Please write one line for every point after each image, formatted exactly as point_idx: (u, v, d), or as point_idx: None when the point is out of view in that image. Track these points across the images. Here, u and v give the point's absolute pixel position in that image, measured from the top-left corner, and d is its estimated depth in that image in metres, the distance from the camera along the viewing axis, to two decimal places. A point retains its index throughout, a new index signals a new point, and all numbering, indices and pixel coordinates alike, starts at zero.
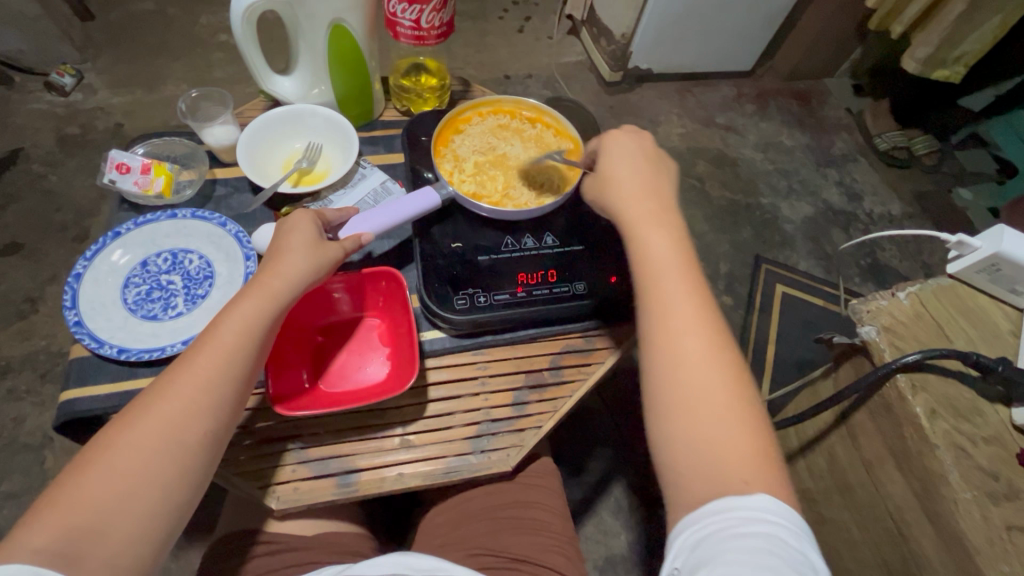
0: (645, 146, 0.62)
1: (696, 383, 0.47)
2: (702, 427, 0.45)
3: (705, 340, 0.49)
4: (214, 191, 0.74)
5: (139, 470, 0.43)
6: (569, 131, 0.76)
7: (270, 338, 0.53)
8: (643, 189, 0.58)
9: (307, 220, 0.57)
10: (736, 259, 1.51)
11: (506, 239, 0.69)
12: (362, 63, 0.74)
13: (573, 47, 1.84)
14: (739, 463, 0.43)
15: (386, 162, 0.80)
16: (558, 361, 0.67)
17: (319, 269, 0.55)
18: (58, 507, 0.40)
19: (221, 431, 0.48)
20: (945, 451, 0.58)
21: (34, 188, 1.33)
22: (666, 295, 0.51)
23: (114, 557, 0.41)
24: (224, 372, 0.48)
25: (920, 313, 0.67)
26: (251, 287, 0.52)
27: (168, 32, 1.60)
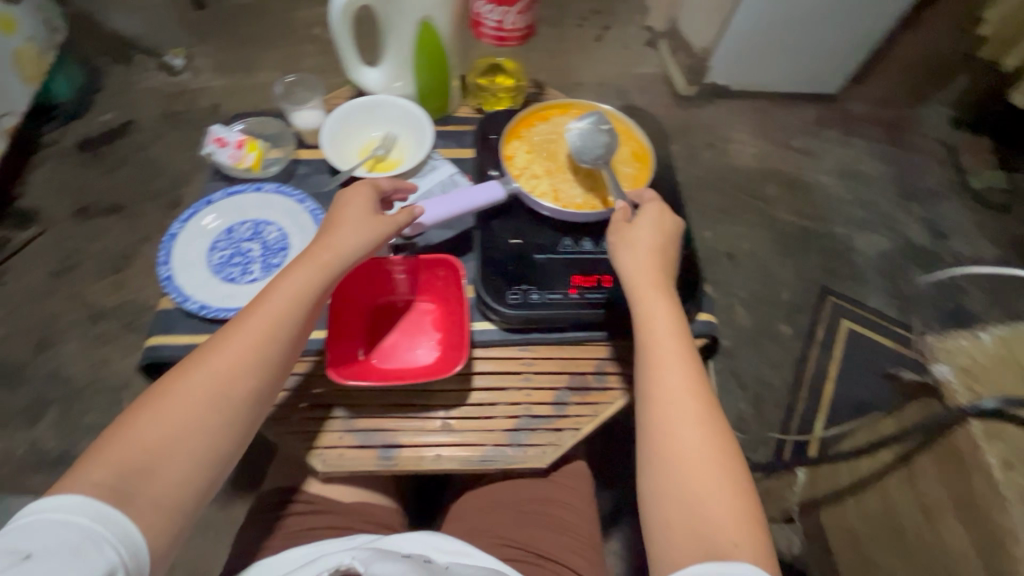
0: (664, 231, 0.62)
1: (689, 443, 0.50)
2: (692, 482, 0.48)
3: (699, 404, 0.52)
4: (296, 170, 0.79)
5: (190, 421, 0.47)
6: (640, 139, 0.76)
7: (317, 311, 0.56)
8: (654, 261, 0.60)
9: (363, 194, 0.60)
10: (799, 289, 1.44)
11: (565, 240, 0.70)
12: (444, 60, 0.77)
13: (649, 58, 1.83)
14: (725, 521, 0.46)
15: (456, 155, 0.82)
16: (603, 367, 0.67)
17: (374, 242, 0.59)
18: (116, 447, 0.45)
19: (264, 393, 0.52)
20: (1018, 506, 0.54)
21: (140, 155, 1.47)
22: (661, 357, 0.55)
23: (162, 497, 0.45)
24: (274, 337, 0.52)
25: (1003, 357, 0.63)
26: (305, 256, 0.56)
27: (268, 23, 1.73)
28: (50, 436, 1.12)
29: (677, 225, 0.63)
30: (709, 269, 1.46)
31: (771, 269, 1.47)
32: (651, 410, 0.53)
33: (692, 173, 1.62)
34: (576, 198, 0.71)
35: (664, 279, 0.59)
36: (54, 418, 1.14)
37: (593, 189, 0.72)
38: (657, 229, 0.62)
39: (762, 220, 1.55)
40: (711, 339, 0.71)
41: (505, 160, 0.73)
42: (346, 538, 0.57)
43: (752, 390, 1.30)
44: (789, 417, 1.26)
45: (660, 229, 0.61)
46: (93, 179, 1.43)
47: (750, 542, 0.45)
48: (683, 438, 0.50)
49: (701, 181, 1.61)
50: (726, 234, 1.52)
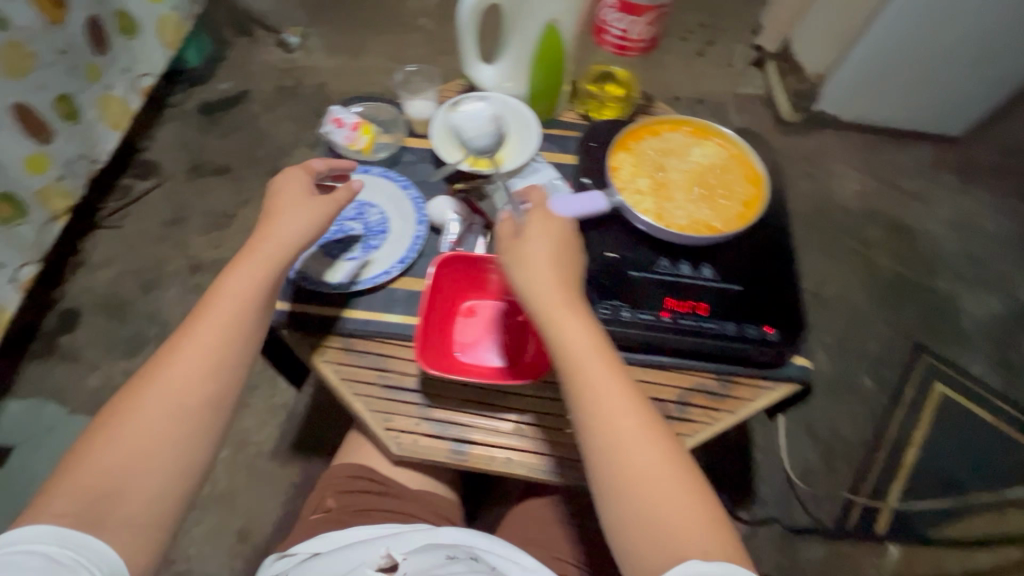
0: (549, 229, 0.58)
1: (633, 449, 0.47)
2: (647, 496, 0.45)
3: (631, 404, 0.49)
4: (402, 157, 0.81)
5: (151, 436, 0.49)
6: (755, 167, 0.72)
7: (269, 304, 0.58)
8: (559, 269, 0.55)
9: (294, 179, 0.64)
10: (890, 341, 1.34)
11: (662, 260, 0.68)
12: (562, 65, 0.77)
13: (753, 79, 1.76)
14: (681, 524, 0.44)
15: (557, 160, 0.82)
16: (685, 397, 0.65)
17: (312, 226, 0.61)
18: (78, 474, 0.46)
19: (226, 393, 0.53)
20: None
21: (250, 124, 1.57)
22: (586, 359, 0.50)
23: (134, 516, 0.47)
24: (219, 340, 0.54)
25: None
26: (244, 260, 0.58)
27: (379, 10, 1.80)
28: None
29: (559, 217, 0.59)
30: None
31: (861, 315, 1.37)
32: (582, 417, 0.49)
33: None
34: (679, 219, 0.69)
35: (567, 271, 0.56)
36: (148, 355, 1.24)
37: (698, 212, 0.70)
38: (548, 229, 0.58)
39: (856, 262, 1.45)
40: (805, 385, 0.66)
41: (611, 171, 0.72)
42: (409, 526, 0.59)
43: (823, 441, 1.21)
44: (861, 477, 1.18)
45: (543, 229, 0.57)
46: (207, 141, 1.54)
47: (715, 541, 0.43)
48: (625, 445, 0.47)
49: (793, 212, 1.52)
50: (815, 272, 1.43)
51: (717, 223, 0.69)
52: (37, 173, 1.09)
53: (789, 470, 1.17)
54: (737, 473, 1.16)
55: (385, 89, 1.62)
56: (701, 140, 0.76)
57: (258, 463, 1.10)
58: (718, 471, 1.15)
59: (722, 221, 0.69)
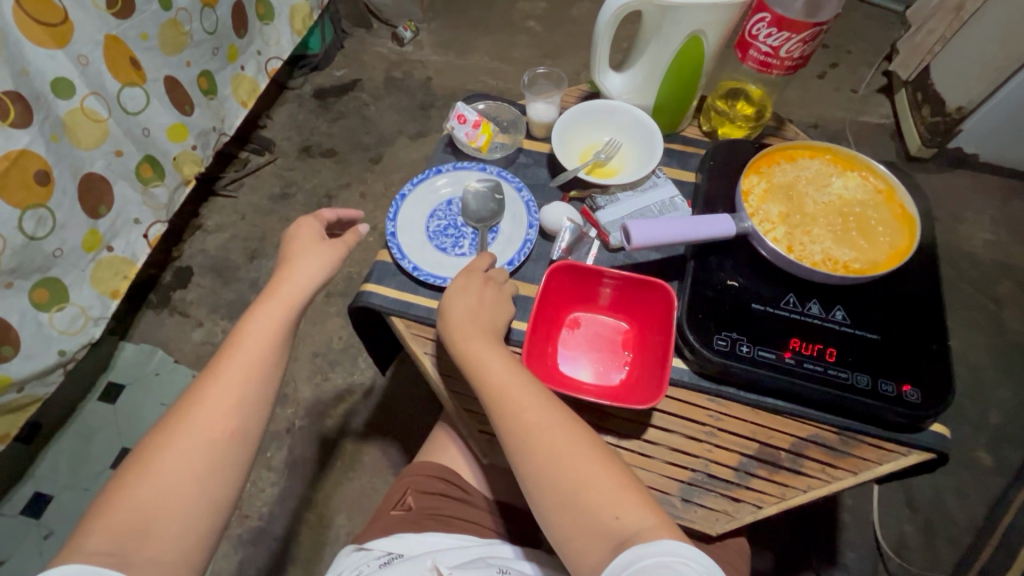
0: (470, 268, 0.63)
1: (554, 445, 0.49)
2: (576, 489, 0.47)
3: (541, 403, 0.51)
4: (518, 158, 0.81)
5: (181, 470, 0.48)
6: (907, 207, 0.65)
7: (291, 340, 0.59)
8: (473, 302, 0.60)
9: (309, 227, 0.66)
10: (1016, 415, 1.18)
11: (789, 297, 0.63)
12: (696, 77, 0.74)
13: (878, 107, 1.62)
14: (609, 505, 0.45)
15: (677, 176, 0.79)
16: (801, 448, 0.59)
17: (329, 265, 0.63)
18: (109, 513, 0.45)
19: (249, 427, 0.53)
20: None
21: (358, 111, 1.64)
22: (498, 369, 0.53)
23: (163, 553, 0.45)
24: (247, 373, 0.54)
25: None
26: (265, 297, 0.59)
27: (490, 10, 1.83)
28: None
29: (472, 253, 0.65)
30: None
31: (983, 380, 1.22)
32: (503, 424, 0.51)
33: None
34: (814, 253, 0.63)
35: (487, 308, 0.60)
36: None
37: (835, 248, 0.64)
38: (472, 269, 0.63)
39: (982, 320, 1.29)
40: (941, 455, 0.59)
41: (741, 192, 0.67)
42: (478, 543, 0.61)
43: (923, 514, 1.09)
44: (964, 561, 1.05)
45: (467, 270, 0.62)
46: (318, 124, 1.63)
47: (642, 514, 0.45)
48: (546, 442, 0.49)
49: None
50: None
51: (856, 263, 0.63)
52: (177, 140, 1.19)
53: (881, 539, 1.06)
54: (819, 533, 1.07)
55: (488, 88, 1.65)
56: (843, 172, 0.70)
57: (332, 437, 1.14)
58: (797, 527, 1.07)
59: (864, 261, 0.63)
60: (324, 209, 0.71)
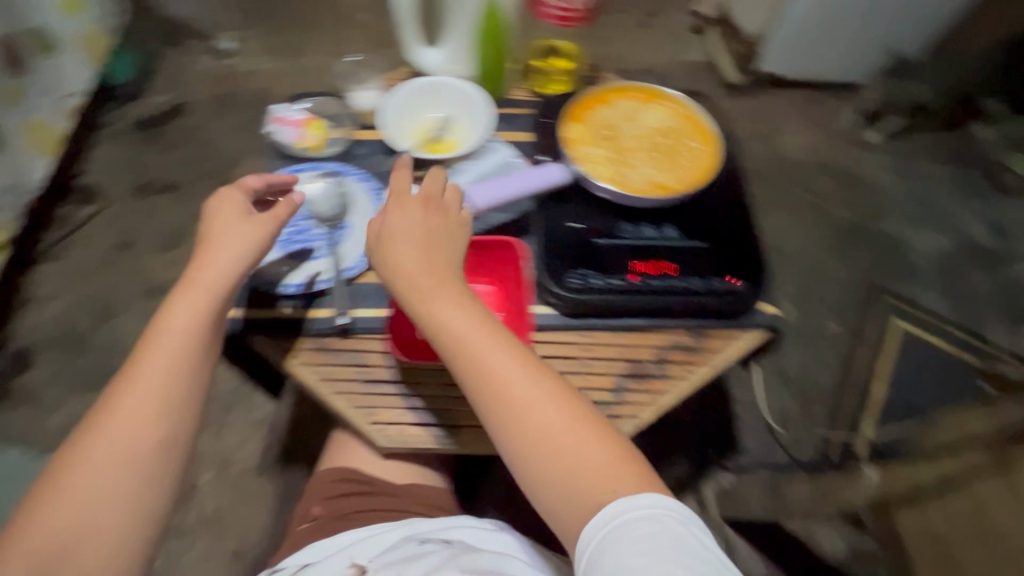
0: (421, 220, 0.56)
1: (540, 417, 0.47)
2: (568, 457, 0.45)
3: (526, 374, 0.48)
4: (355, 151, 0.79)
5: (104, 482, 0.47)
6: (706, 125, 0.74)
7: (213, 339, 0.56)
8: (429, 264, 0.54)
9: (233, 204, 0.61)
10: (850, 286, 1.39)
11: (625, 226, 0.69)
12: (507, 43, 0.78)
13: (696, 45, 1.78)
14: (598, 475, 0.44)
15: (513, 138, 0.81)
16: (663, 355, 0.66)
17: (252, 253, 0.59)
18: (32, 530, 0.45)
19: (175, 432, 0.51)
20: None
21: (193, 136, 1.51)
22: (473, 341, 0.50)
23: (91, 564, 0.45)
24: (168, 378, 0.52)
25: None
26: (181, 289, 0.56)
27: (315, 7, 1.75)
28: None
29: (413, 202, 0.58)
30: None
31: (821, 263, 1.42)
32: (483, 396, 0.48)
33: None
34: (636, 182, 0.70)
35: (444, 247, 0.55)
36: None
37: (653, 173, 0.70)
38: (423, 222, 0.56)
39: (810, 213, 1.50)
40: (775, 331, 0.68)
41: (564, 142, 0.73)
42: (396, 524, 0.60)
43: (797, 387, 1.26)
44: (835, 415, 1.23)
45: (415, 221, 0.56)
46: (149, 159, 1.47)
47: (633, 481, 0.43)
48: (531, 416, 0.47)
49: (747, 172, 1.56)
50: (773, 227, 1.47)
51: (673, 182, 0.70)
52: None
53: (769, 418, 1.22)
54: (720, 428, 1.20)
55: (331, 88, 1.58)
56: (650, 105, 0.77)
57: (245, 481, 1.07)
58: (702, 429, 1.19)
59: (680, 179, 0.70)
60: (250, 175, 0.66)
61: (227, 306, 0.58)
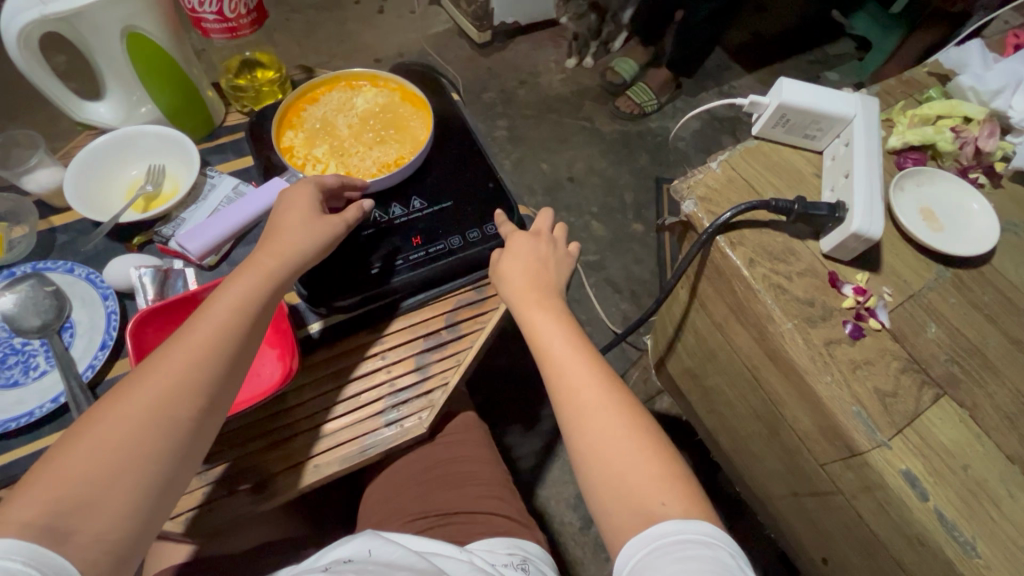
0: (540, 254, 0.63)
1: (601, 430, 0.49)
2: (618, 460, 0.48)
3: (597, 385, 0.51)
4: (55, 240, 0.68)
5: (129, 448, 0.43)
6: (415, 91, 0.75)
7: (264, 320, 0.53)
8: (531, 278, 0.60)
9: (305, 194, 0.58)
10: (639, 187, 1.55)
11: (374, 213, 0.68)
12: (177, 69, 0.70)
13: (438, 16, 1.82)
14: (649, 486, 0.46)
15: (238, 167, 0.76)
16: (453, 317, 0.68)
17: (321, 243, 0.58)
18: (51, 480, 0.40)
19: (215, 409, 0.48)
20: (765, 292, 0.55)
21: None
22: (560, 354, 0.54)
23: (105, 530, 0.41)
24: (214, 350, 0.48)
25: (732, 177, 0.61)
26: (246, 265, 0.54)
27: None
28: None
29: (548, 245, 0.64)
30: (557, 197, 1.52)
31: (611, 177, 1.56)
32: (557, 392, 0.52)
33: (513, 114, 1.66)
34: (366, 168, 0.69)
35: (549, 273, 0.62)
36: None
37: (379, 154, 0.70)
38: (536, 250, 0.63)
39: (588, 136, 1.63)
40: None
41: (283, 154, 0.69)
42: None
43: (628, 289, 1.39)
44: None
45: (537, 248, 0.63)
46: None
47: (677, 497, 0.45)
48: (598, 431, 0.49)
49: (524, 118, 1.65)
50: (562, 160, 1.58)
51: (402, 156, 0.70)
52: None
53: (612, 326, 1.33)
54: None
55: None
56: (359, 91, 0.76)
57: None
58: None
59: (407, 151, 0.71)
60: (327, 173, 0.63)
61: (282, 290, 0.55)
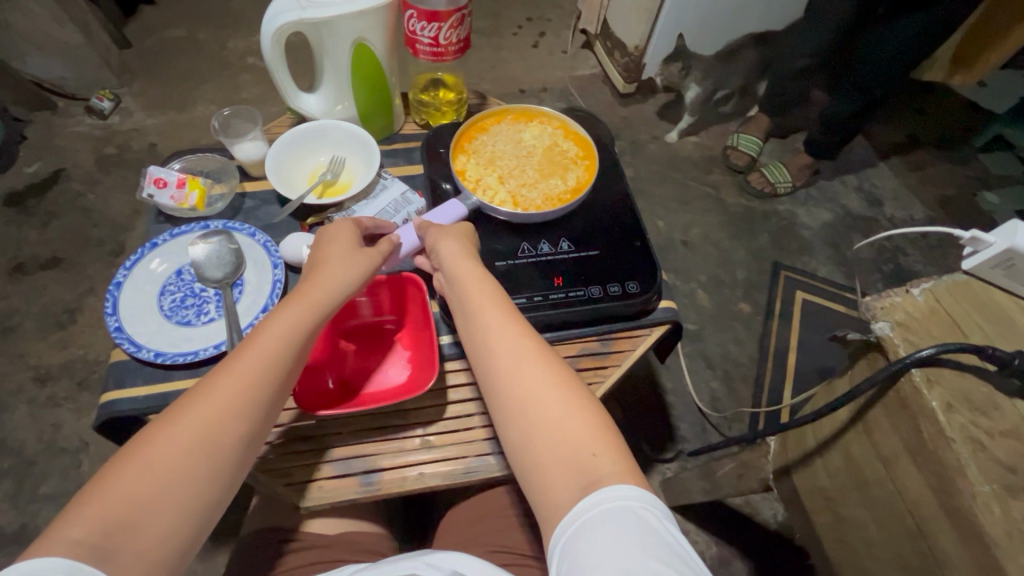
0: (462, 228, 0.63)
1: (534, 388, 0.48)
2: (550, 419, 0.46)
3: (532, 355, 0.50)
4: (243, 204, 0.77)
5: (175, 470, 0.42)
6: (579, 132, 0.79)
7: (308, 350, 0.52)
8: (457, 246, 0.60)
9: (344, 231, 0.60)
10: (754, 267, 1.50)
11: (523, 245, 0.71)
12: (384, 78, 0.78)
13: (587, 60, 1.88)
14: (585, 442, 0.44)
15: (406, 173, 0.82)
16: (577, 364, 0.68)
17: (360, 275, 0.56)
18: (99, 500, 0.39)
19: (255, 434, 0.47)
20: (961, 445, 0.54)
21: (74, 205, 1.40)
22: (481, 301, 0.54)
23: (147, 551, 0.40)
24: (262, 378, 0.48)
25: (935, 309, 0.61)
26: (291, 296, 0.53)
27: (199, 57, 1.69)
28: (4, 512, 1.05)
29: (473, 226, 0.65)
30: (668, 258, 1.50)
31: (726, 250, 1.52)
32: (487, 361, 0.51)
33: (640, 167, 1.66)
34: (531, 201, 0.73)
35: (472, 242, 0.62)
36: (7, 491, 1.06)
37: (545, 190, 0.74)
38: (461, 228, 0.63)
39: (710, 205, 1.61)
40: (675, 323, 0.72)
41: (460, 179, 0.73)
42: (334, 570, 0.53)
43: (721, 368, 1.33)
44: (759, 390, 1.30)
45: (457, 224, 0.63)
46: (25, 234, 1.35)
47: (612, 450, 0.44)
48: (523, 382, 0.48)
49: (649, 173, 1.65)
50: (679, 222, 1.56)
51: (566, 194, 0.74)
52: None
53: (699, 402, 1.27)
54: (657, 420, 1.24)
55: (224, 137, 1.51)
56: (529, 124, 0.81)
57: None
58: (641, 423, 1.23)
59: (569, 191, 0.74)
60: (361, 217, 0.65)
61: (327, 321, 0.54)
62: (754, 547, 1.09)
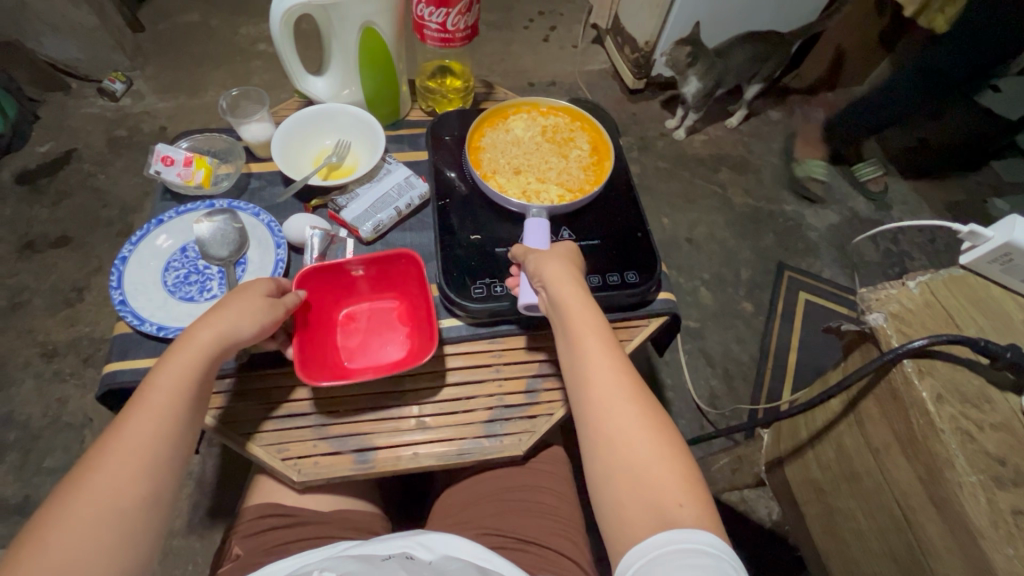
0: (567, 252, 0.62)
1: (626, 431, 0.48)
2: (637, 466, 0.46)
3: (628, 395, 0.49)
4: (248, 184, 0.78)
5: (79, 547, 0.41)
6: (547, 102, 0.82)
7: (203, 396, 0.52)
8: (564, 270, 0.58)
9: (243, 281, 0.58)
10: (758, 267, 1.49)
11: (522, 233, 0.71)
12: (391, 62, 0.78)
13: (597, 55, 1.88)
14: (669, 489, 0.44)
15: (411, 159, 0.83)
16: None
17: (252, 313, 0.54)
18: None
19: (162, 490, 0.46)
20: (950, 435, 0.54)
21: (84, 184, 1.42)
22: (580, 329, 0.53)
23: None
24: (157, 434, 0.47)
25: (931, 302, 0.61)
26: (177, 345, 0.51)
27: (211, 42, 1.70)
28: (8, 484, 1.07)
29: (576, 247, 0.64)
30: (671, 255, 1.49)
31: (730, 249, 1.51)
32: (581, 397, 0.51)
33: (647, 163, 1.66)
34: (580, 178, 0.76)
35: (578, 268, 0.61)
36: (12, 463, 1.08)
37: (574, 162, 0.77)
38: (565, 251, 0.63)
39: (717, 204, 1.60)
40: (673, 315, 0.72)
41: (518, 195, 0.72)
42: (324, 545, 0.54)
43: (722, 366, 1.33)
44: (758, 389, 1.30)
45: (560, 247, 0.63)
46: (36, 212, 1.37)
47: (695, 501, 0.43)
48: (612, 422, 0.48)
49: (656, 170, 1.65)
50: (684, 220, 1.56)
51: (594, 153, 0.78)
52: None
53: (697, 400, 1.27)
54: None
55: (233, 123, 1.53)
56: (510, 117, 0.81)
57: (172, 544, 1.00)
58: None
59: (585, 148, 0.79)
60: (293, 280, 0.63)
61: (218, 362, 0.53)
62: (748, 543, 1.09)
